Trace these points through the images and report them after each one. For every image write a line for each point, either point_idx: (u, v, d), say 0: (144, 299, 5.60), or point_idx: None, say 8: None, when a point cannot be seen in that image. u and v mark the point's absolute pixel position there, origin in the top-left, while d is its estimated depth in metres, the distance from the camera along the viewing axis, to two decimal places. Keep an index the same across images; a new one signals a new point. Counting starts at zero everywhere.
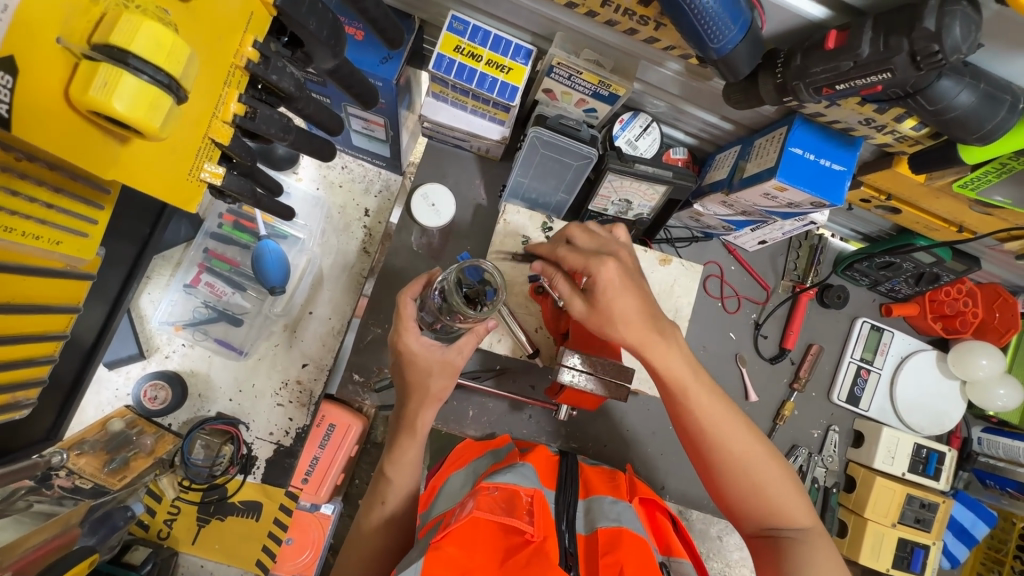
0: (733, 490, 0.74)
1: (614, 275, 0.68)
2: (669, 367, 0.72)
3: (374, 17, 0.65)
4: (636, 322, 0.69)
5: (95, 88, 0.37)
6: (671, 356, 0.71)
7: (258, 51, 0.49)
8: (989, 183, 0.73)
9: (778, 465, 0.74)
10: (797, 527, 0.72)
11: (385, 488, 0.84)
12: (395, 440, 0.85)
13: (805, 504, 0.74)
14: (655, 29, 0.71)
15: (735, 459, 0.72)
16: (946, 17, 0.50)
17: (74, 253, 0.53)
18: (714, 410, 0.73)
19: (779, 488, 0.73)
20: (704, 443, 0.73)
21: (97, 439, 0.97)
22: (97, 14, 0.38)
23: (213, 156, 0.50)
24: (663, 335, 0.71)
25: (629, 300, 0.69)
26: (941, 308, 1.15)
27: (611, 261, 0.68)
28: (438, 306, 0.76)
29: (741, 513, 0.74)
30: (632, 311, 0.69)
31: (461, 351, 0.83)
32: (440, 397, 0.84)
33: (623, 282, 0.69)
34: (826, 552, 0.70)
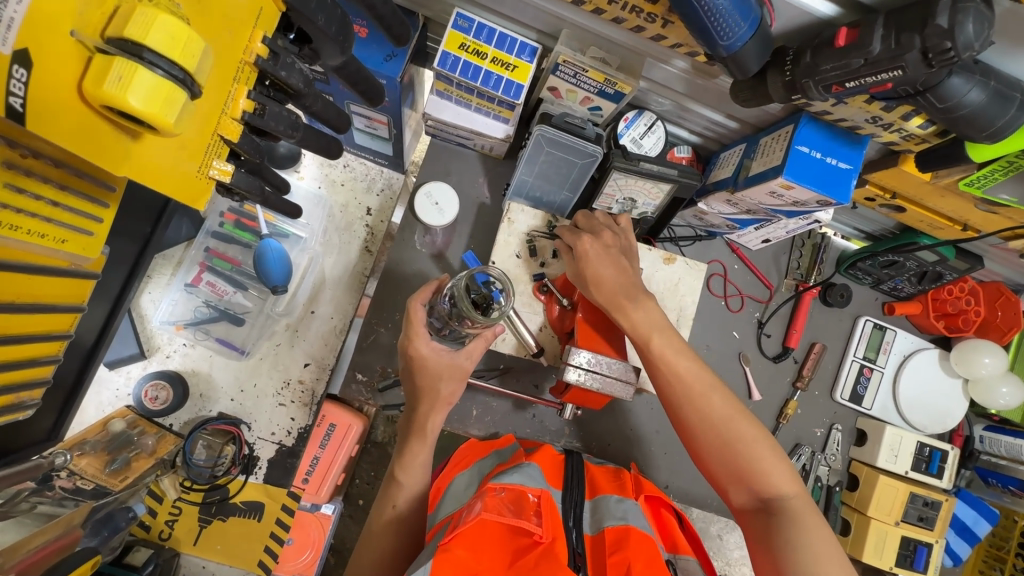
0: (710, 454, 0.74)
1: (589, 247, 0.80)
2: (637, 326, 0.77)
3: (381, 14, 0.64)
4: (607, 285, 0.78)
5: (111, 83, 0.36)
6: (639, 317, 0.77)
7: (267, 48, 0.49)
8: (996, 181, 0.73)
9: (757, 430, 0.73)
10: (778, 494, 0.70)
11: (396, 491, 0.82)
12: (405, 442, 0.84)
13: (789, 471, 0.72)
14: (662, 27, 0.70)
15: (707, 419, 0.73)
16: (959, 14, 0.50)
17: (79, 251, 0.53)
18: (684, 370, 0.75)
19: (757, 453, 0.71)
20: (675, 402, 0.76)
21: (98, 440, 0.96)
22: (111, 7, 0.38)
23: (221, 153, 0.50)
24: (632, 298, 0.78)
25: (604, 267, 0.79)
26: (944, 307, 1.16)
27: (587, 236, 0.81)
28: (449, 314, 0.77)
29: (722, 480, 0.74)
30: (605, 275, 0.79)
31: (470, 357, 0.82)
32: (450, 400, 0.83)
33: (599, 254, 0.80)
34: (816, 530, 0.68)
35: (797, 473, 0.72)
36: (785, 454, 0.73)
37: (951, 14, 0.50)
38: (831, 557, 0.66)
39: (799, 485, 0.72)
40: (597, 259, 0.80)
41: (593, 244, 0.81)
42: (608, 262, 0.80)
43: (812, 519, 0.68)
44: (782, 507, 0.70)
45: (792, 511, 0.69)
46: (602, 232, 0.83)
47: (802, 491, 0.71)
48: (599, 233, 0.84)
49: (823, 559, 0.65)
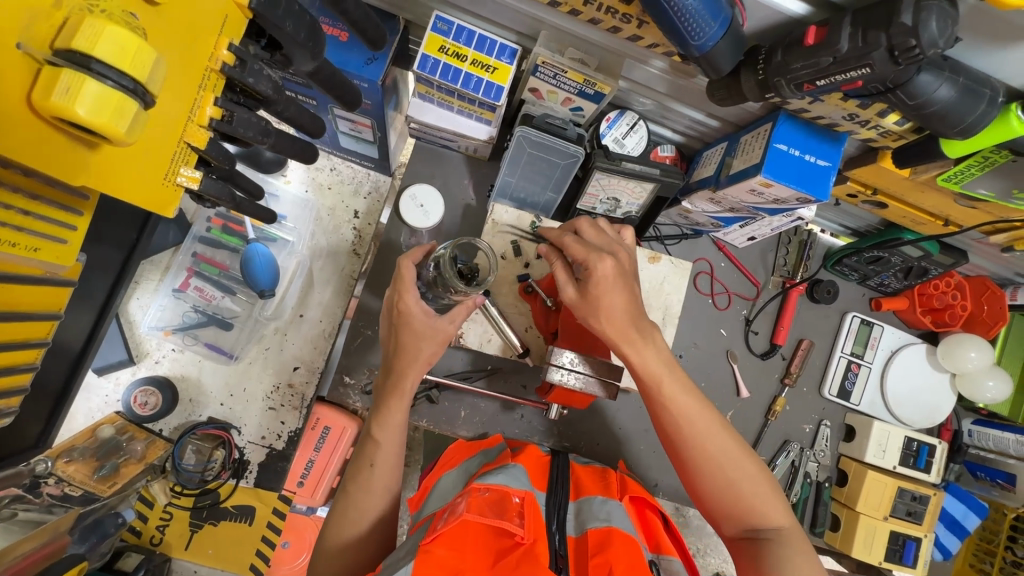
0: (710, 491, 0.74)
1: (609, 272, 0.71)
2: (647, 364, 0.74)
3: (355, 18, 0.64)
4: (619, 318, 0.72)
5: (57, 94, 0.37)
6: (649, 354, 0.73)
7: (234, 55, 0.49)
8: (973, 176, 0.74)
9: (756, 466, 0.74)
10: (773, 528, 0.72)
11: (373, 450, 0.84)
12: (382, 401, 0.85)
13: (782, 506, 0.73)
14: (638, 27, 0.71)
15: (712, 458, 0.73)
16: (922, 12, 0.50)
17: (53, 260, 0.53)
18: (691, 409, 0.74)
19: (751, 481, 0.72)
20: (680, 440, 0.74)
21: (87, 446, 0.98)
22: (60, 18, 0.38)
23: (189, 160, 0.50)
24: (642, 333, 0.74)
25: (616, 295, 0.72)
26: (930, 302, 1.15)
27: (609, 258, 0.71)
28: (433, 278, 0.84)
29: (718, 514, 0.74)
30: (618, 305, 0.72)
31: (452, 321, 0.84)
32: (429, 361, 0.85)
33: (612, 281, 0.71)
34: (806, 557, 0.69)
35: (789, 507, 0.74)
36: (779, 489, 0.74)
37: (915, 12, 0.50)
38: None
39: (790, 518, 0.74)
40: (610, 288, 0.71)
41: (609, 267, 0.71)
42: (620, 288, 0.72)
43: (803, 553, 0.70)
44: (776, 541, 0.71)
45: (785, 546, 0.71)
46: (619, 252, 0.74)
47: (794, 524, 0.73)
48: (614, 253, 0.74)
49: None
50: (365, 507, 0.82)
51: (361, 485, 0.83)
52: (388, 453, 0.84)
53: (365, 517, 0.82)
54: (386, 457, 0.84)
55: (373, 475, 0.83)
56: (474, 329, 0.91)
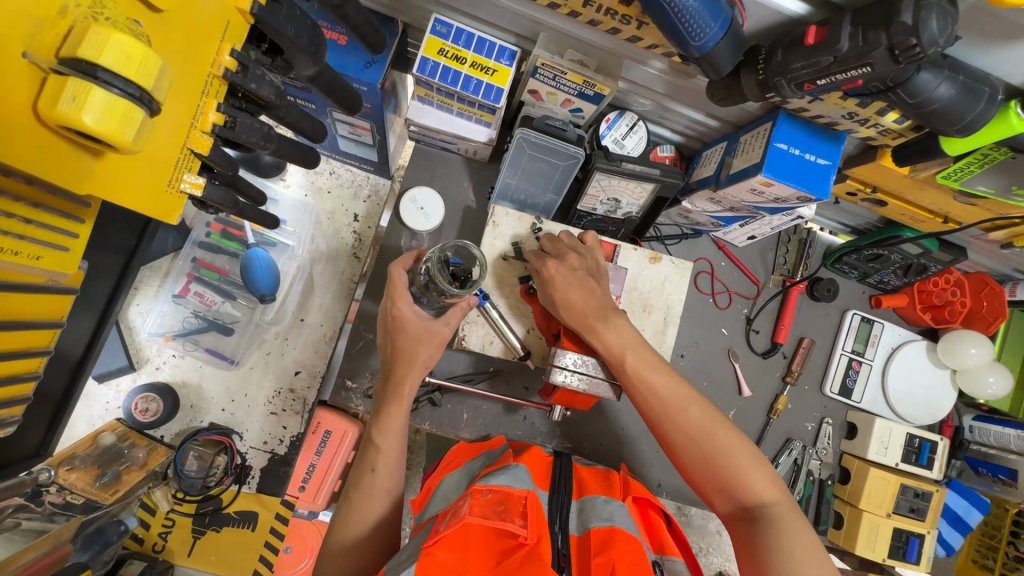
0: (693, 468, 0.74)
1: (555, 272, 0.81)
2: (610, 346, 0.78)
3: (355, 23, 0.64)
4: (578, 308, 0.79)
5: (64, 103, 0.37)
6: (611, 338, 0.78)
7: (236, 61, 0.49)
8: (972, 173, 0.74)
9: (737, 438, 0.73)
10: (760, 501, 0.70)
11: (374, 456, 0.83)
12: (382, 406, 0.85)
13: (770, 477, 0.72)
14: (637, 28, 0.71)
15: (686, 433, 0.74)
16: (922, 11, 0.50)
17: (55, 267, 0.53)
18: (660, 387, 0.76)
19: (734, 459, 0.72)
20: (655, 418, 0.76)
21: (88, 453, 0.97)
22: (65, 27, 0.38)
23: (192, 167, 0.50)
24: (601, 317, 0.79)
25: (574, 290, 0.80)
26: (930, 298, 1.15)
27: (553, 261, 0.82)
28: (426, 282, 0.82)
29: (706, 491, 0.74)
30: (574, 297, 0.80)
31: (447, 324, 0.84)
32: (428, 365, 0.85)
33: (567, 278, 0.81)
34: (796, 533, 0.67)
35: (778, 478, 0.72)
36: (766, 461, 0.73)
37: (915, 10, 0.51)
38: (811, 559, 0.65)
39: (780, 490, 0.72)
40: (565, 283, 0.81)
41: (559, 266, 0.82)
42: (577, 283, 0.81)
43: (794, 523, 0.69)
44: (764, 513, 0.70)
45: (774, 516, 0.69)
46: (569, 254, 0.85)
47: (783, 496, 0.71)
48: (565, 255, 0.85)
49: (807, 564, 0.65)
50: (367, 509, 0.81)
51: (364, 488, 0.82)
52: (389, 457, 0.84)
53: (368, 520, 0.81)
54: (388, 461, 0.83)
55: (374, 479, 0.82)
56: (475, 331, 0.91)
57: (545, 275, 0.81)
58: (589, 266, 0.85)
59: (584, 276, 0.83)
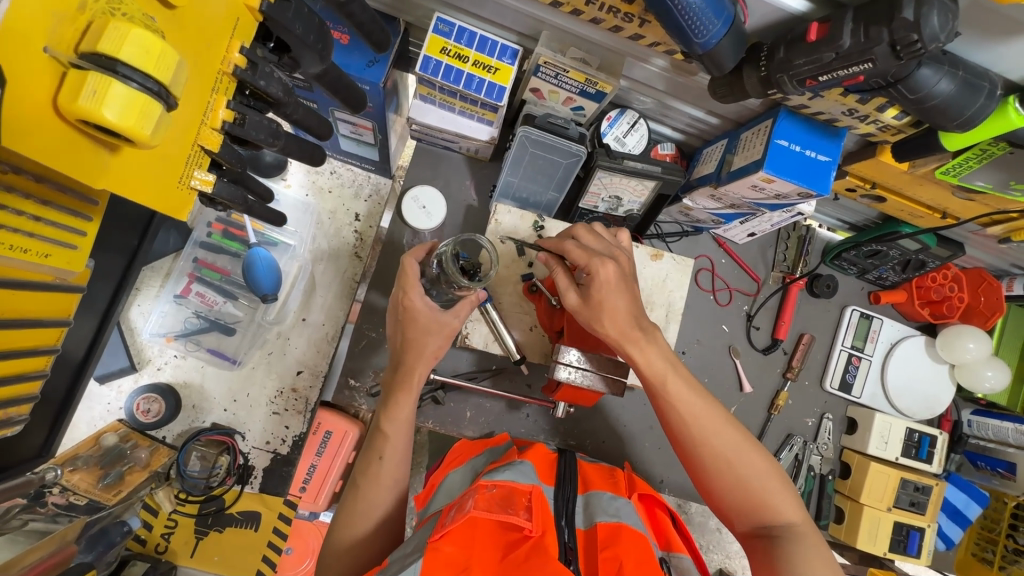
0: (722, 490, 0.74)
1: (608, 274, 0.73)
2: (651, 364, 0.75)
3: (360, 21, 0.65)
4: (622, 319, 0.73)
5: (85, 97, 0.37)
6: (653, 354, 0.74)
7: (245, 58, 0.50)
8: (970, 169, 0.75)
9: (766, 462, 0.74)
10: (786, 524, 0.72)
11: (382, 444, 0.84)
12: (391, 396, 0.86)
13: (795, 501, 0.73)
14: (640, 26, 0.71)
15: (720, 455, 0.74)
16: (923, 7, 0.51)
17: (64, 265, 0.53)
18: (697, 409, 0.75)
19: (762, 480, 0.73)
20: (689, 439, 0.75)
21: (91, 455, 0.97)
22: (84, 22, 0.38)
23: (202, 163, 0.50)
24: (644, 333, 0.75)
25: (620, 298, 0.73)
26: (929, 294, 1.17)
27: (610, 262, 0.73)
28: (437, 275, 0.86)
29: (730, 512, 0.75)
30: (620, 307, 0.73)
31: (457, 316, 0.85)
32: (436, 355, 0.86)
33: (615, 283, 0.74)
34: (819, 555, 0.69)
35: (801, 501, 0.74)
36: (791, 484, 0.74)
37: (916, 7, 0.51)
38: None
39: (801, 511, 0.73)
40: (613, 289, 0.73)
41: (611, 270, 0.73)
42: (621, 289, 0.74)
43: (815, 544, 0.70)
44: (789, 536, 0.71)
45: (799, 540, 0.70)
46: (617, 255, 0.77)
47: (806, 519, 0.73)
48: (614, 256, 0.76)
49: None
50: (374, 500, 0.82)
51: (372, 477, 0.83)
52: (396, 446, 0.84)
53: (374, 512, 0.82)
54: (395, 449, 0.84)
55: (382, 467, 0.83)
56: (478, 329, 0.92)
57: (599, 278, 0.72)
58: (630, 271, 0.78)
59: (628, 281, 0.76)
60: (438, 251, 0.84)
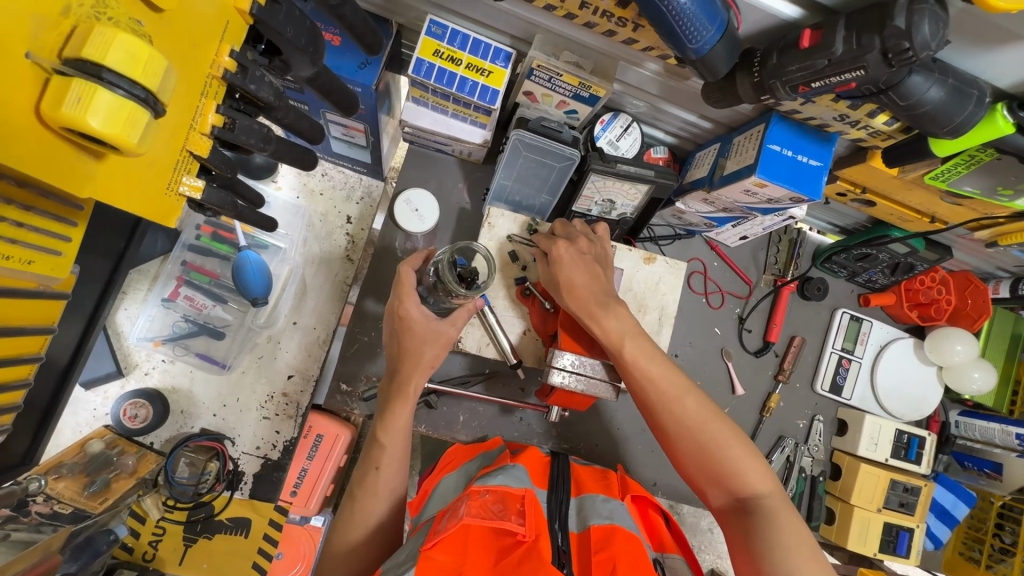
0: (687, 459, 0.75)
1: (564, 253, 0.80)
2: (610, 335, 0.76)
3: (352, 23, 0.64)
4: (579, 291, 0.78)
5: (69, 105, 0.36)
6: (611, 326, 0.76)
7: (235, 61, 0.49)
8: (959, 174, 0.76)
9: (733, 432, 0.74)
10: (754, 493, 0.72)
11: (379, 453, 0.83)
12: (387, 405, 0.85)
13: (765, 471, 0.73)
14: (633, 31, 0.71)
15: (684, 424, 0.74)
16: (915, 15, 0.51)
17: (46, 272, 0.51)
18: (659, 377, 0.75)
19: (731, 454, 0.72)
20: (653, 409, 0.76)
21: (76, 462, 0.96)
22: (68, 27, 0.37)
23: (191, 169, 0.49)
24: (603, 305, 0.77)
25: (578, 273, 0.79)
26: (917, 296, 1.17)
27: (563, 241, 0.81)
28: (434, 282, 0.87)
29: (700, 482, 0.75)
30: (580, 280, 0.79)
31: (454, 323, 0.85)
32: (433, 364, 0.85)
33: (574, 260, 0.80)
34: (789, 525, 0.69)
35: (771, 470, 0.74)
36: (760, 453, 0.74)
37: (908, 15, 0.52)
38: (804, 552, 0.67)
39: (775, 484, 0.73)
40: (571, 265, 0.80)
41: (568, 249, 0.81)
42: (583, 267, 0.80)
43: (787, 517, 0.70)
44: (757, 505, 0.71)
45: (768, 508, 0.70)
46: (579, 238, 0.84)
47: (777, 488, 0.72)
48: (574, 239, 0.84)
49: (801, 558, 0.67)
50: (370, 509, 0.81)
51: (369, 487, 0.82)
52: (393, 455, 0.83)
53: (370, 521, 0.81)
54: (392, 458, 0.83)
55: (378, 478, 0.82)
56: (472, 333, 0.91)
57: (552, 255, 0.80)
58: (597, 252, 0.84)
59: (591, 262, 0.82)
60: (434, 259, 0.86)
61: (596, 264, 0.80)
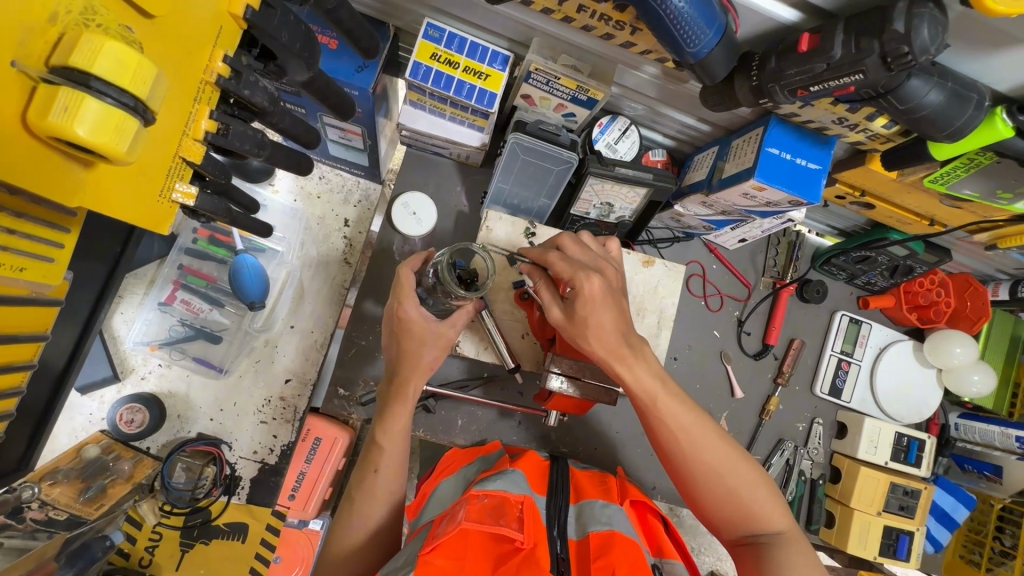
0: (710, 502, 0.73)
1: (597, 290, 0.68)
2: (641, 381, 0.72)
3: (348, 27, 0.63)
4: (610, 335, 0.70)
5: (55, 113, 0.35)
6: (642, 372, 0.71)
7: (229, 67, 0.48)
8: (958, 177, 0.76)
9: (753, 470, 0.74)
10: (773, 531, 0.72)
11: (378, 458, 0.83)
12: (386, 407, 0.85)
13: (782, 507, 0.74)
14: (631, 34, 0.71)
15: (711, 471, 0.72)
16: (914, 19, 0.51)
17: (39, 279, 0.51)
18: (686, 424, 0.73)
19: (753, 493, 0.72)
20: (680, 456, 0.73)
21: (72, 467, 0.94)
22: (55, 35, 0.37)
23: (184, 175, 0.49)
24: (633, 350, 0.71)
25: (608, 313, 0.70)
26: (916, 299, 1.17)
27: (596, 276, 0.69)
28: (433, 285, 0.86)
29: (718, 523, 0.74)
30: (609, 324, 0.69)
31: (453, 327, 0.84)
32: (432, 368, 0.85)
33: (605, 297, 0.69)
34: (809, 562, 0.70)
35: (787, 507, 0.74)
36: (777, 491, 0.75)
37: (907, 19, 0.51)
38: None
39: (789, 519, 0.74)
40: (602, 304, 0.69)
41: (601, 284, 0.69)
42: (612, 306, 0.70)
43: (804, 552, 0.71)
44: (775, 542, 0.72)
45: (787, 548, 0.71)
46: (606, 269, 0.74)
47: (793, 525, 0.73)
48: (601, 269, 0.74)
49: None
50: (369, 513, 0.81)
51: (367, 491, 0.81)
52: (392, 460, 0.83)
53: (369, 525, 0.81)
54: (391, 463, 0.83)
55: (377, 482, 0.82)
56: (470, 337, 0.91)
57: (583, 293, 0.68)
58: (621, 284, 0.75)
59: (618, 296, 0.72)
60: (434, 261, 0.85)
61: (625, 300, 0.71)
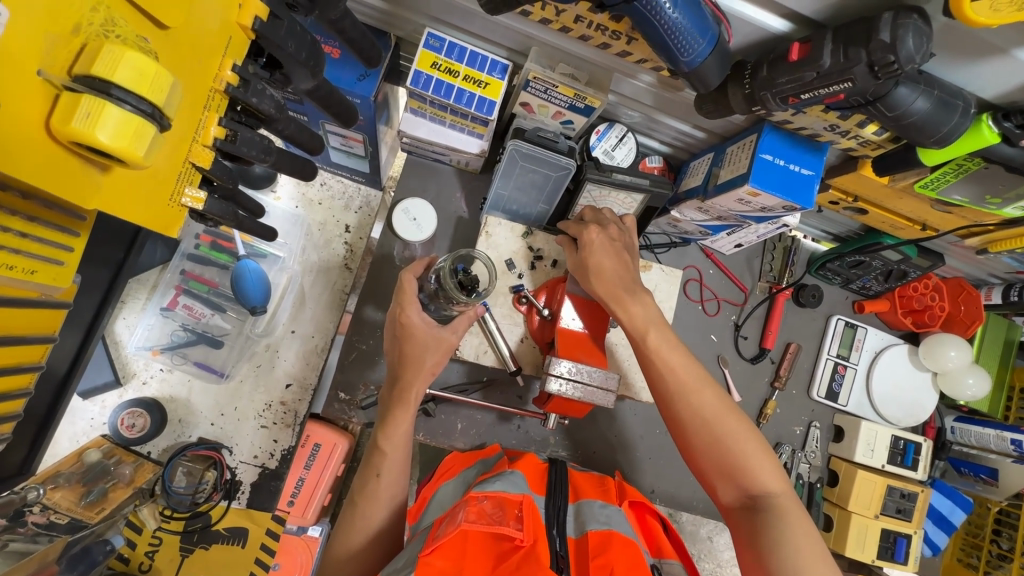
0: (701, 451, 0.74)
1: (595, 238, 0.82)
2: (634, 321, 0.78)
3: (352, 37, 0.65)
4: (607, 277, 0.80)
5: (78, 120, 0.37)
6: (637, 312, 0.78)
7: (237, 75, 0.50)
8: (948, 183, 0.77)
9: (748, 430, 0.74)
10: (765, 491, 0.71)
11: (380, 461, 0.83)
12: (388, 411, 0.86)
13: (777, 470, 0.73)
14: (627, 43, 0.73)
15: (700, 416, 0.74)
16: (899, 29, 0.53)
17: (50, 281, 0.52)
18: (679, 368, 0.76)
19: (745, 448, 0.72)
20: (669, 398, 0.76)
21: (73, 472, 0.93)
22: (77, 45, 0.38)
23: (193, 180, 0.50)
24: (629, 292, 0.79)
25: (608, 258, 0.81)
26: (911, 303, 1.19)
27: (595, 227, 0.82)
28: (435, 290, 0.87)
29: (710, 476, 0.75)
30: (607, 266, 0.80)
31: (455, 331, 0.86)
32: (434, 372, 0.86)
33: (604, 246, 0.82)
34: (800, 524, 0.68)
35: (783, 471, 0.73)
36: (772, 452, 0.74)
37: (893, 29, 0.53)
38: (815, 553, 0.67)
39: (786, 484, 0.73)
40: (601, 250, 0.81)
41: (599, 234, 0.82)
42: (611, 253, 0.82)
43: (797, 516, 0.70)
44: (768, 503, 0.71)
45: (778, 508, 0.70)
46: (610, 225, 0.85)
47: (787, 488, 0.72)
48: (605, 225, 0.85)
49: (814, 564, 0.66)
50: (371, 516, 0.82)
51: (370, 495, 0.82)
52: (394, 462, 0.84)
53: (371, 528, 0.81)
54: (393, 465, 0.83)
55: (380, 484, 0.83)
56: (471, 340, 0.92)
57: (585, 239, 0.82)
58: (626, 241, 0.85)
59: (621, 249, 0.83)
60: (436, 267, 0.87)
61: (625, 251, 0.82)
